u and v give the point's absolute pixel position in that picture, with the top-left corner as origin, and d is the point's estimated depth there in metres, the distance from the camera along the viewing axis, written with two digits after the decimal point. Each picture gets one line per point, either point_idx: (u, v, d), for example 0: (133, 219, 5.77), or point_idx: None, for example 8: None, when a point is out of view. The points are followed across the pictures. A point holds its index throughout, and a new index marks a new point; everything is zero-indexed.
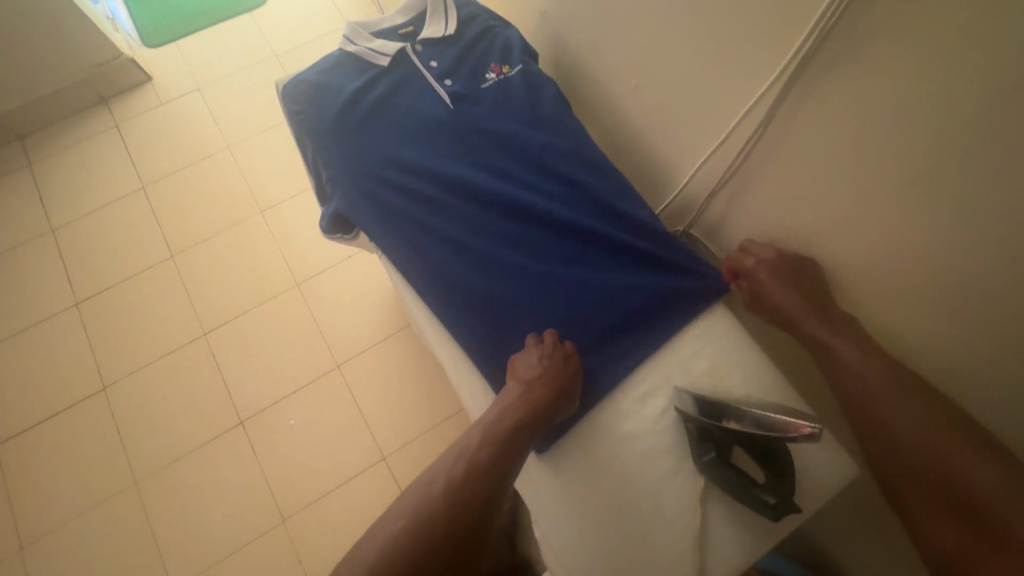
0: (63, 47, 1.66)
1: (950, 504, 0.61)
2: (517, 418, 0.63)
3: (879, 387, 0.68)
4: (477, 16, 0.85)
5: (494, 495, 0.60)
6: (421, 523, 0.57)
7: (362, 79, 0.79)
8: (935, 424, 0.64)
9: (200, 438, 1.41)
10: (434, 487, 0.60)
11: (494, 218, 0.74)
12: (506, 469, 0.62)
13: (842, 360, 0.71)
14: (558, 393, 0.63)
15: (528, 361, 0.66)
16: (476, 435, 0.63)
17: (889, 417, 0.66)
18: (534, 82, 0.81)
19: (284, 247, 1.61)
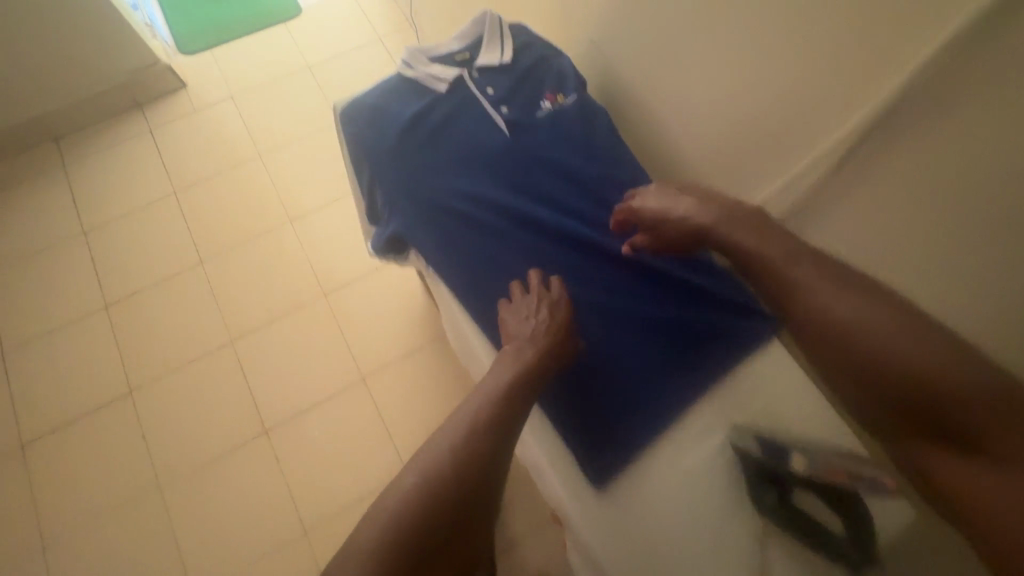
0: (105, 53, 1.69)
1: (919, 413, 0.53)
2: (518, 370, 0.64)
3: (825, 297, 0.60)
4: (531, 44, 0.86)
5: (502, 442, 0.60)
6: (440, 473, 0.56)
7: (419, 104, 0.80)
8: (891, 327, 0.55)
9: (227, 445, 1.42)
10: (444, 441, 0.59)
11: (548, 247, 0.75)
12: (512, 418, 0.62)
13: (779, 277, 0.63)
14: (554, 347, 0.66)
15: (521, 319, 0.68)
16: (479, 393, 0.63)
17: (837, 329, 0.58)
18: (588, 111, 0.82)
19: (313, 257, 1.62)
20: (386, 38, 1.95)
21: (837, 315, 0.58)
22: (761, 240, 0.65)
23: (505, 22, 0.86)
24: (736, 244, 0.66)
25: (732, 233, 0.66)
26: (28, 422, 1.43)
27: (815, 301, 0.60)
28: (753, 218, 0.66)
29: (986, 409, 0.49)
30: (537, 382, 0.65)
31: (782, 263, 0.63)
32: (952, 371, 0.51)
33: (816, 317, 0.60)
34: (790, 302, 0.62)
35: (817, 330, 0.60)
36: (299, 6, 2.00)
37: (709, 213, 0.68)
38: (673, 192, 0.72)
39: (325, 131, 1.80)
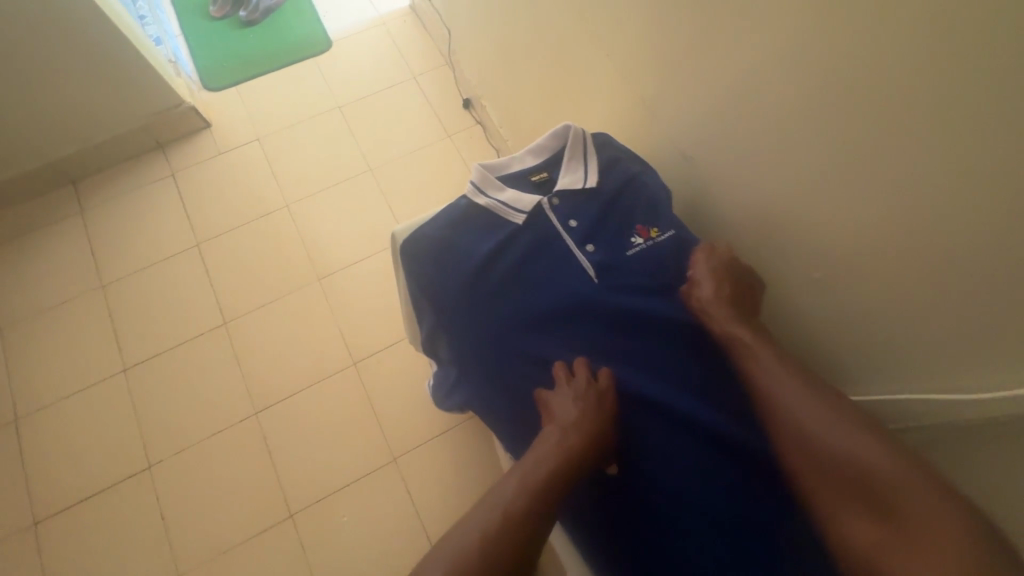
0: (128, 96, 1.60)
1: (851, 491, 0.57)
2: (560, 456, 0.61)
3: (787, 383, 0.64)
4: (618, 161, 0.79)
5: (534, 541, 0.56)
6: (474, 560, 0.53)
7: (494, 240, 0.74)
8: (842, 414, 0.61)
9: (250, 529, 1.33)
10: (481, 526, 0.56)
11: (641, 419, 0.67)
12: (550, 507, 0.59)
13: (746, 359, 0.68)
14: (597, 432, 0.63)
15: (566, 403, 0.65)
16: (519, 476, 0.60)
17: (792, 413, 0.62)
18: (684, 250, 0.75)
19: (341, 321, 1.52)
20: (419, 76, 1.84)
21: (794, 400, 0.63)
22: (741, 328, 0.69)
23: (588, 134, 0.80)
24: (718, 325, 0.70)
25: (720, 315, 0.70)
26: (40, 497, 1.35)
27: (775, 385, 0.65)
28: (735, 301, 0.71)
29: (910, 489, 0.53)
30: (578, 469, 0.61)
31: (752, 348, 0.68)
32: (891, 457, 0.56)
33: (776, 400, 0.64)
34: (755, 386, 0.66)
35: (774, 411, 0.64)
36: (328, 40, 1.89)
37: (710, 296, 0.71)
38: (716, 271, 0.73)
39: (355, 179, 1.69)
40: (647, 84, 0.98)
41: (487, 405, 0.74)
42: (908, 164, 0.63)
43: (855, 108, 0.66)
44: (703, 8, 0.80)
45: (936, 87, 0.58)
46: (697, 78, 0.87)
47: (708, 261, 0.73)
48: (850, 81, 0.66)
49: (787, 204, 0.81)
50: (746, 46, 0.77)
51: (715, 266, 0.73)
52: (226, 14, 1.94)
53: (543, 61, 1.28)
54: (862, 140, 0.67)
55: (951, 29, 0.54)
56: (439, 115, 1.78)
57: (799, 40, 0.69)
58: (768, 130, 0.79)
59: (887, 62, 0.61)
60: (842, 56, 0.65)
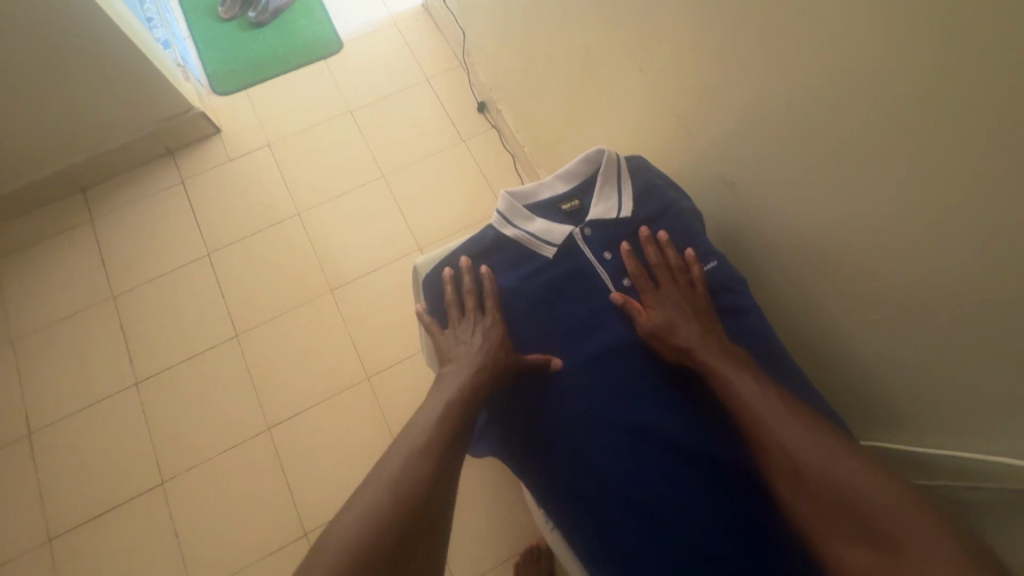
0: (135, 102, 1.57)
1: (849, 520, 0.55)
2: (460, 389, 0.67)
3: (766, 403, 0.64)
4: (655, 186, 0.76)
5: (450, 457, 0.62)
6: (399, 484, 0.57)
7: (524, 271, 0.75)
8: (830, 444, 0.60)
9: (263, 547, 1.31)
10: (399, 465, 0.59)
11: (665, 456, 0.67)
12: (461, 426, 0.65)
13: (728, 387, 0.65)
14: (494, 362, 0.69)
15: (461, 339, 0.71)
16: (429, 416, 0.65)
17: (781, 433, 0.61)
18: (725, 281, 0.74)
19: (354, 334, 1.49)
20: (433, 78, 1.79)
21: (783, 425, 0.62)
22: (712, 347, 0.68)
23: (622, 156, 0.76)
24: (693, 348, 0.68)
25: (695, 339, 0.68)
26: (54, 513, 1.33)
27: (761, 415, 0.63)
28: (706, 323, 0.70)
29: (907, 517, 0.53)
30: (479, 399, 0.68)
31: (731, 375, 0.66)
32: (877, 480, 0.56)
33: (766, 432, 0.62)
34: (746, 417, 0.64)
35: (766, 444, 0.62)
36: (340, 41, 1.84)
37: (678, 315, 0.70)
38: (665, 260, 0.74)
39: (367, 185, 1.65)
40: (680, 98, 0.93)
41: (509, 441, 0.74)
42: (991, 198, 0.57)
43: (913, 136, 0.61)
44: (742, 22, 0.75)
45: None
46: (734, 94, 0.82)
47: (666, 258, 0.74)
48: (913, 106, 0.60)
49: (840, 231, 0.75)
50: (792, 62, 0.71)
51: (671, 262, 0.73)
52: (235, 15, 1.90)
53: (564, 66, 1.23)
54: (935, 171, 0.61)
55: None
56: (453, 120, 1.73)
57: (860, 58, 0.63)
58: (811, 154, 0.74)
59: (972, 85, 0.54)
60: (899, 80, 0.60)
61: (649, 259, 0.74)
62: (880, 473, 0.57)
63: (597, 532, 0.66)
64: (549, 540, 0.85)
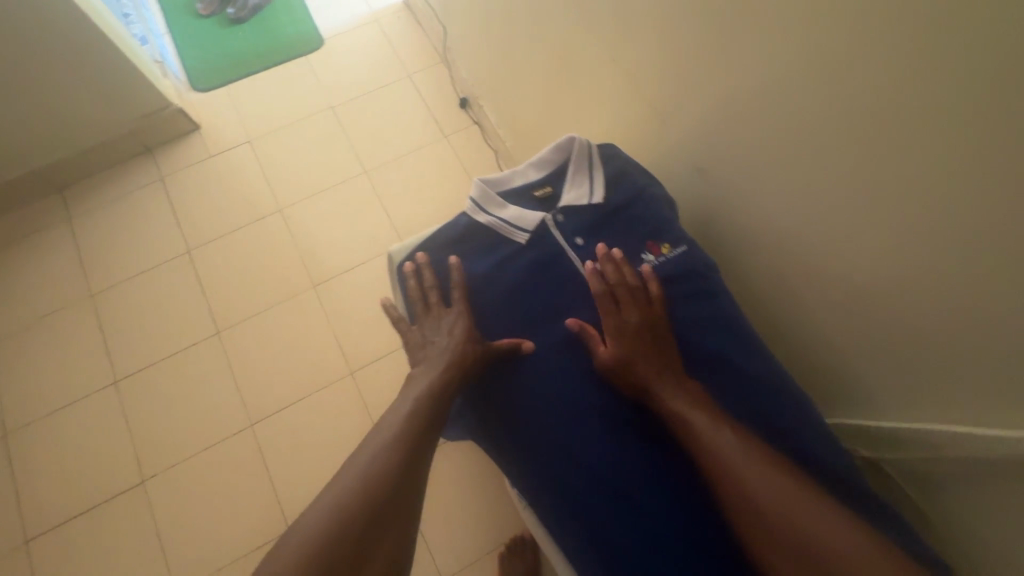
0: (112, 99, 1.55)
1: (809, 572, 0.54)
2: (428, 388, 0.67)
3: (727, 441, 0.62)
4: (626, 172, 0.76)
5: (418, 451, 0.63)
6: (364, 480, 0.58)
7: (497, 258, 0.74)
8: (783, 483, 0.59)
9: (247, 544, 1.30)
10: (365, 463, 0.60)
11: (635, 439, 0.68)
12: (429, 423, 0.66)
13: (682, 419, 0.65)
14: (461, 357, 0.69)
15: (431, 335, 0.72)
16: (395, 414, 0.65)
17: (742, 473, 0.60)
18: (695, 266, 0.75)
19: (338, 329, 1.49)
20: (415, 74, 1.79)
21: (743, 464, 0.60)
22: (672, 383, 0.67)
23: (593, 145, 0.77)
24: (646, 377, 0.67)
25: (651, 369, 0.67)
26: (32, 515, 1.31)
27: (715, 449, 0.62)
28: (664, 354, 0.69)
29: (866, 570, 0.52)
30: (448, 395, 0.68)
31: (685, 408, 0.65)
32: (837, 528, 0.55)
33: (718, 465, 0.61)
34: (705, 455, 0.62)
35: (719, 477, 0.61)
36: (321, 37, 1.84)
37: (633, 342, 0.69)
38: (624, 288, 0.71)
39: (350, 181, 1.65)
40: (654, 88, 0.94)
41: (484, 425, 0.74)
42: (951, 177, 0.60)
43: (878, 119, 0.64)
44: (714, 12, 0.77)
45: (993, 95, 0.53)
46: (707, 84, 0.83)
47: (625, 287, 0.71)
48: (877, 90, 0.63)
49: (809, 215, 0.78)
50: (762, 50, 0.73)
51: (630, 292, 0.71)
52: (214, 12, 1.88)
53: (543, 60, 1.24)
54: (901, 150, 0.63)
55: (1015, 31, 0.50)
56: (435, 116, 1.73)
57: (827, 43, 0.65)
58: (781, 141, 0.76)
59: (932, 68, 0.57)
60: (863, 65, 0.63)
61: (608, 289, 0.71)
62: (840, 519, 0.56)
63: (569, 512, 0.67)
64: (527, 523, 0.85)
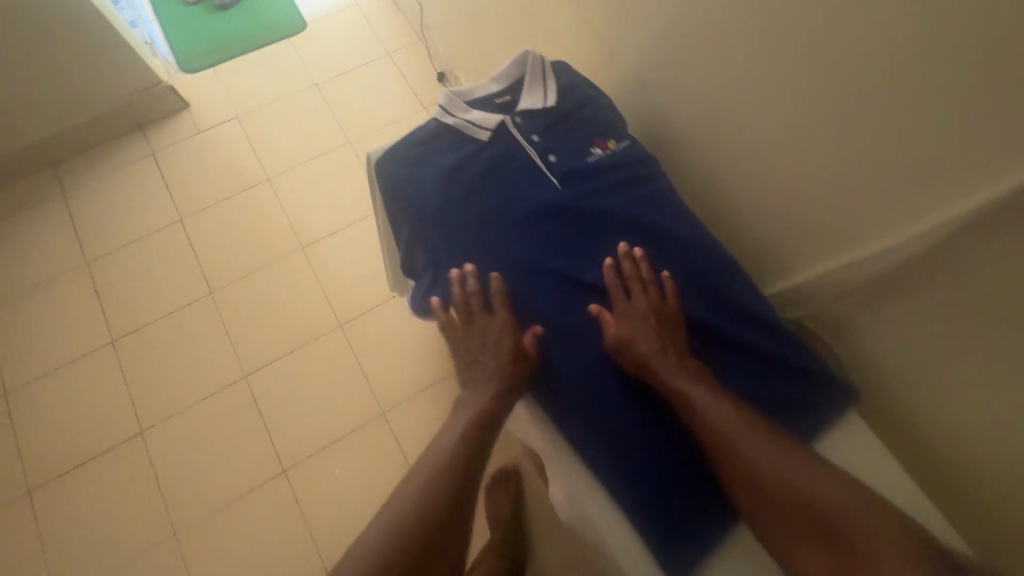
0: (105, 76, 1.63)
1: (817, 538, 0.59)
2: (479, 410, 0.69)
3: (740, 425, 0.64)
4: (576, 84, 0.81)
5: (466, 478, 0.66)
6: (410, 511, 0.63)
7: (460, 154, 0.75)
8: (792, 461, 0.62)
9: (245, 485, 1.37)
10: (411, 489, 0.65)
11: (597, 307, 0.70)
12: (477, 446, 0.68)
13: (712, 421, 0.64)
14: (514, 381, 0.69)
15: (478, 348, 0.72)
16: (446, 438, 0.69)
17: (751, 453, 0.63)
18: (642, 158, 0.77)
19: (327, 286, 1.56)
20: (395, 52, 1.89)
21: (754, 446, 0.63)
22: (688, 371, 0.67)
23: (547, 61, 0.81)
24: (674, 383, 0.66)
25: (675, 368, 0.67)
26: (34, 466, 1.37)
27: (747, 451, 0.63)
28: (684, 351, 0.68)
29: (871, 536, 0.56)
30: (497, 417, 0.69)
31: (717, 409, 0.65)
32: (843, 497, 0.59)
33: (749, 470, 0.62)
34: (718, 439, 0.64)
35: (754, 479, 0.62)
36: (304, 21, 1.94)
37: (656, 345, 0.67)
38: (636, 280, 0.71)
39: (335, 151, 1.74)
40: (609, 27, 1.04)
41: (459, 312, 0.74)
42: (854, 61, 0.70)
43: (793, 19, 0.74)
44: None
45: None
46: (653, 14, 0.94)
47: (642, 277, 0.71)
48: None
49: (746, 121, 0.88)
50: None
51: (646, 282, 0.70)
52: None
53: (512, 20, 1.34)
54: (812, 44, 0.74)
55: None
56: (415, 89, 1.83)
57: None
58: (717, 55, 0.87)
59: None
60: None
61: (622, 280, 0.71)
62: (848, 489, 0.60)
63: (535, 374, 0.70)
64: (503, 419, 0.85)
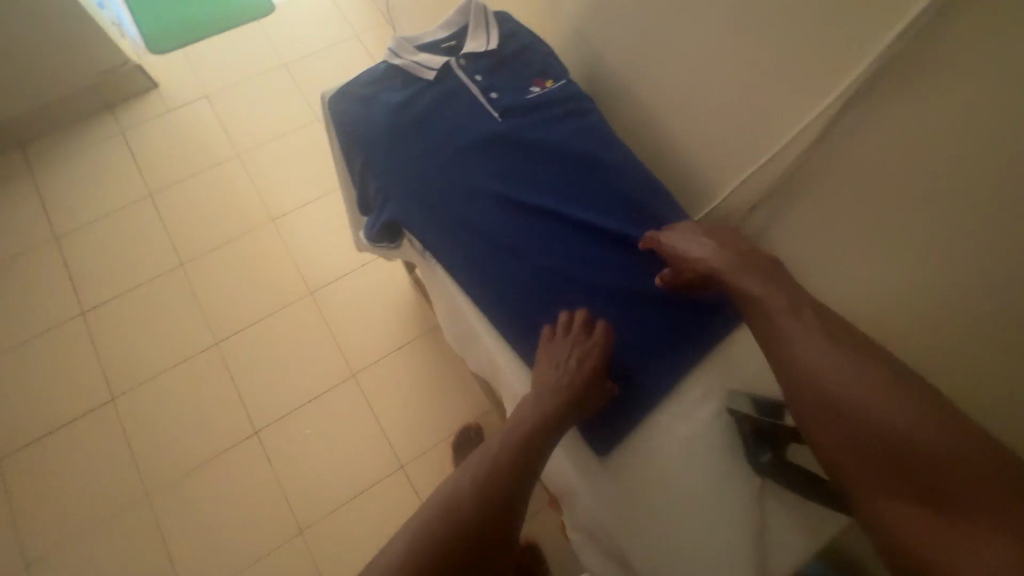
0: (71, 55, 1.64)
1: (920, 488, 0.51)
2: (538, 423, 0.64)
3: (836, 361, 0.57)
4: (517, 31, 0.88)
5: (515, 495, 0.61)
6: (449, 518, 0.59)
7: (409, 91, 0.82)
8: (906, 405, 0.54)
9: (216, 447, 1.39)
10: (456, 491, 0.61)
11: (534, 223, 0.76)
12: (533, 463, 0.63)
13: (792, 336, 0.60)
14: (583, 401, 0.65)
15: (552, 360, 0.67)
16: (498, 443, 0.64)
17: (843, 389, 0.56)
18: (577, 95, 0.84)
19: (297, 256, 1.60)
20: (362, 34, 1.94)
21: (854, 385, 0.56)
22: (783, 312, 0.61)
23: (489, 10, 0.88)
24: (744, 291, 0.64)
25: (754, 283, 0.64)
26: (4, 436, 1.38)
27: (834, 374, 0.57)
28: (775, 274, 0.65)
29: (988, 490, 0.48)
30: (554, 434, 0.64)
31: (808, 328, 0.60)
32: (957, 446, 0.51)
33: (829, 394, 0.57)
34: (811, 375, 0.58)
35: (836, 405, 0.56)
36: (272, 4, 1.98)
37: (725, 257, 0.67)
38: (694, 235, 0.71)
39: (304, 128, 1.78)
40: None
41: (411, 235, 0.80)
42: None
43: None
44: None
45: None
46: None
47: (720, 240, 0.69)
48: None
49: None
50: None
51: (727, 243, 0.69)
52: None
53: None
54: None
55: None
56: None
57: None
58: None
59: None
60: None
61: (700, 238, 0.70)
62: (970, 441, 0.51)
63: (479, 286, 0.75)
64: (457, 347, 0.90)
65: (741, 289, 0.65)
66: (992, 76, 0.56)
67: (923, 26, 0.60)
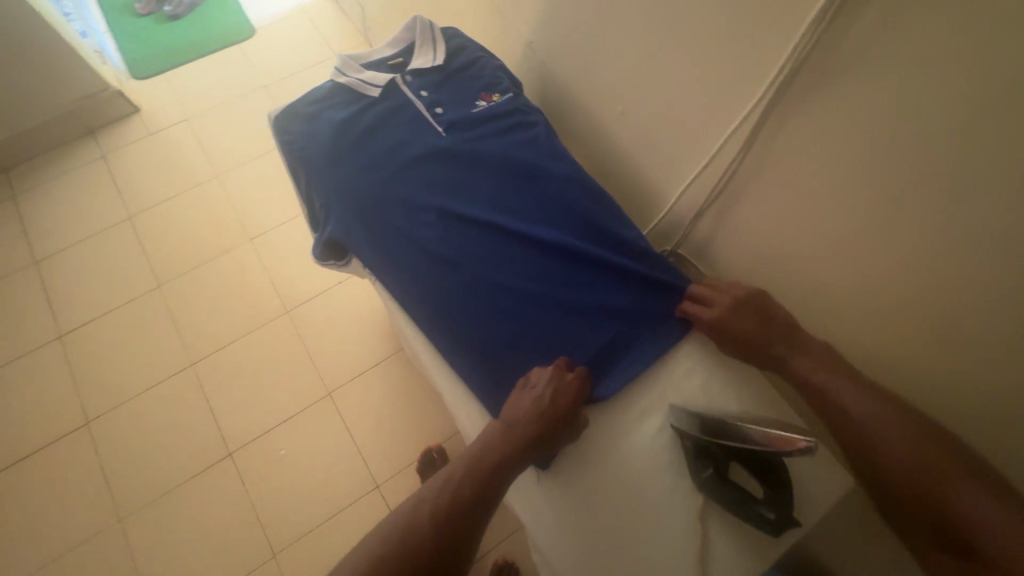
0: (52, 82, 1.66)
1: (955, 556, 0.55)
2: (505, 450, 0.62)
3: (884, 433, 0.59)
4: (464, 47, 0.89)
5: (475, 521, 0.59)
6: (405, 538, 0.57)
7: (354, 108, 0.82)
8: (945, 474, 0.56)
9: (189, 470, 1.38)
10: (416, 509, 0.59)
11: (476, 236, 0.75)
12: (497, 490, 0.61)
13: (867, 430, 0.60)
14: (552, 433, 0.63)
15: (524, 389, 0.65)
16: (463, 465, 0.62)
17: (890, 461, 0.58)
18: (522, 108, 0.84)
19: (273, 275, 1.60)
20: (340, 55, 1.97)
21: (896, 454, 0.58)
22: (839, 387, 0.63)
23: (436, 27, 0.89)
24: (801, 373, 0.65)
25: (811, 369, 0.64)
26: None
27: (909, 468, 0.57)
28: (833, 361, 0.65)
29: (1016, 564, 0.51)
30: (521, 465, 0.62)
31: (882, 426, 0.59)
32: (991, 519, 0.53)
33: (880, 465, 0.59)
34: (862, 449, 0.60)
35: (894, 483, 0.58)
36: (252, 28, 2.01)
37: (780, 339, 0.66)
38: (750, 308, 0.68)
39: None
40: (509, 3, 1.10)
41: (355, 252, 0.79)
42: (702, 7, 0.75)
43: None
44: None
45: None
46: None
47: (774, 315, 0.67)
48: None
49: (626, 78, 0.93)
50: None
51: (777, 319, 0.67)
52: (152, 11, 2.04)
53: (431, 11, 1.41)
54: None
55: None
56: None
57: None
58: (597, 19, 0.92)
59: None
60: None
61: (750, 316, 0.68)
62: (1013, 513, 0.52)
63: (419, 301, 0.74)
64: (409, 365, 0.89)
65: (795, 371, 0.65)
66: (919, 77, 0.55)
67: (846, 28, 0.59)
